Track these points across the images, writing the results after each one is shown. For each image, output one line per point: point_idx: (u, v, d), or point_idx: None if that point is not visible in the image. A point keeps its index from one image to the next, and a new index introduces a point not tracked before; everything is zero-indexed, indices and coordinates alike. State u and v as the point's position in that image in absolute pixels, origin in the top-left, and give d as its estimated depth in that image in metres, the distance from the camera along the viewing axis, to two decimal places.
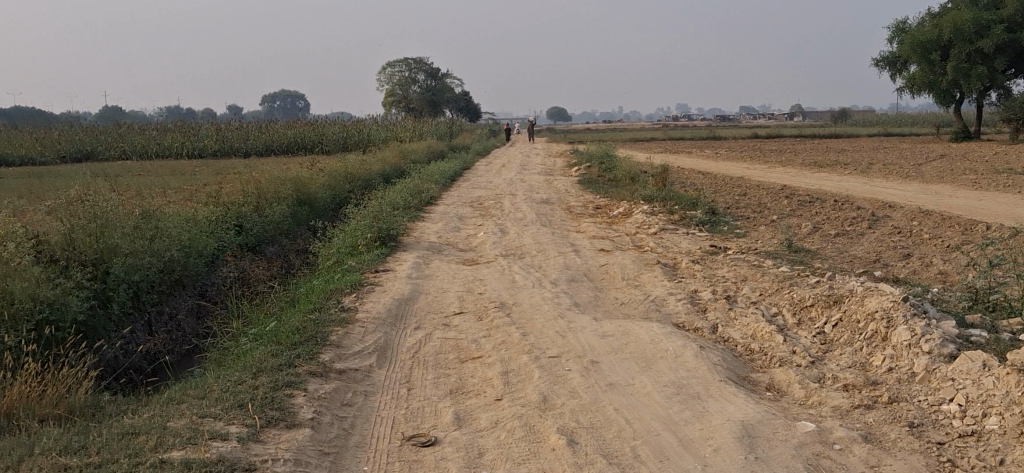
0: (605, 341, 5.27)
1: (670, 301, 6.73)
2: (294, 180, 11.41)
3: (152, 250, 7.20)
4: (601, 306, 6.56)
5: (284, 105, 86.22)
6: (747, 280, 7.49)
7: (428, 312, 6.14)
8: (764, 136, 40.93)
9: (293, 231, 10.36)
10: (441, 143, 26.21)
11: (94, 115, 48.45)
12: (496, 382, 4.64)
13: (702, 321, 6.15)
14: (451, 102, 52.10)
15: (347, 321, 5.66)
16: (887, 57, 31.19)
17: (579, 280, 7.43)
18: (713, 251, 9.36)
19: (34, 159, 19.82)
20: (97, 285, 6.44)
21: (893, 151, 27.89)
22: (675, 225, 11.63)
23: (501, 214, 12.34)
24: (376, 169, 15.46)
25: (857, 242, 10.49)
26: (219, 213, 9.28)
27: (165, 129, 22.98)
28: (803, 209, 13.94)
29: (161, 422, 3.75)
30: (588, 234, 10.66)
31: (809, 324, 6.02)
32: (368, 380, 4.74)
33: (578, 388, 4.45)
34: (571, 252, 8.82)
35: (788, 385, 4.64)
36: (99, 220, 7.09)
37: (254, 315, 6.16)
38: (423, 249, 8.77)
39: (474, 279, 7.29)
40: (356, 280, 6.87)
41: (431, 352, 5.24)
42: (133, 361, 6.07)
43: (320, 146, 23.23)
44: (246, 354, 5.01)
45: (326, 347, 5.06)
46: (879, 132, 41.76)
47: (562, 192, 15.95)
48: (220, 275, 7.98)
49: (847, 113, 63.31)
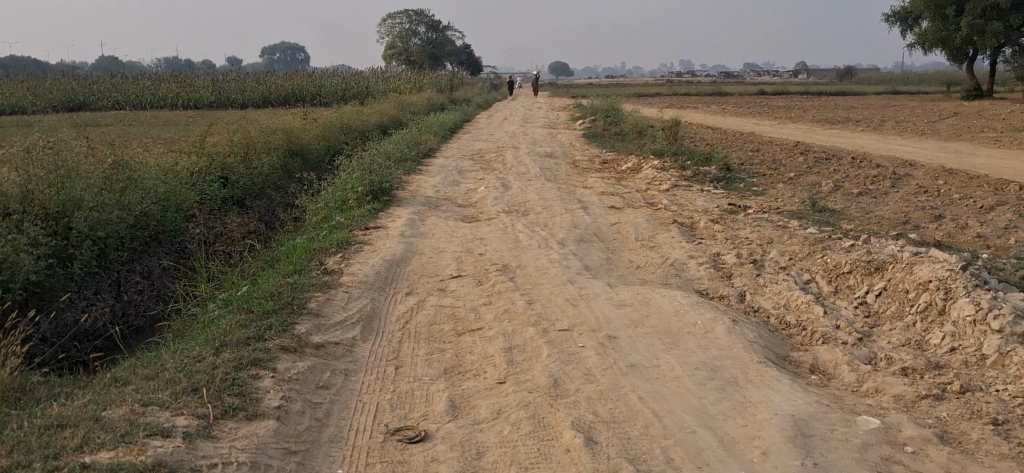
0: (623, 312, 4.61)
1: (691, 266, 6.08)
2: (285, 130, 10.72)
3: (121, 204, 6.53)
4: (615, 270, 5.90)
5: (284, 57, 85.25)
6: (773, 243, 6.82)
7: (421, 276, 5.48)
8: (770, 92, 39.92)
9: (283, 185, 9.69)
10: (442, 95, 25.41)
11: (89, 66, 47.25)
12: (498, 360, 4.00)
13: (728, 288, 5.57)
14: (453, 55, 51.03)
15: (330, 285, 5.00)
16: (898, 12, 30.25)
17: (588, 241, 6.78)
18: (732, 210, 8.68)
19: (26, 108, 19.06)
20: (57, 242, 5.81)
21: (904, 108, 27.07)
22: (688, 182, 10.93)
23: (503, 168, 11.64)
24: (372, 120, 14.73)
25: (883, 202, 9.80)
26: (202, 164, 8.60)
27: (160, 79, 22.20)
28: (820, 167, 13.24)
29: (94, 411, 3.13)
30: (596, 190, 9.97)
31: (848, 293, 5.35)
32: (350, 356, 4.10)
33: (593, 370, 3.81)
34: (579, 210, 8.15)
35: (836, 367, 4.00)
36: (62, 170, 6.42)
37: (228, 277, 5.51)
38: (419, 204, 8.10)
39: (474, 238, 6.64)
40: (344, 238, 6.22)
41: (424, 323, 4.58)
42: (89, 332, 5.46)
43: (318, 97, 22.45)
44: (212, 323, 4.38)
45: (303, 317, 4.41)
46: (887, 89, 40.73)
47: (566, 146, 15.27)
48: (198, 230, 7.32)
49: (852, 70, 62.34)
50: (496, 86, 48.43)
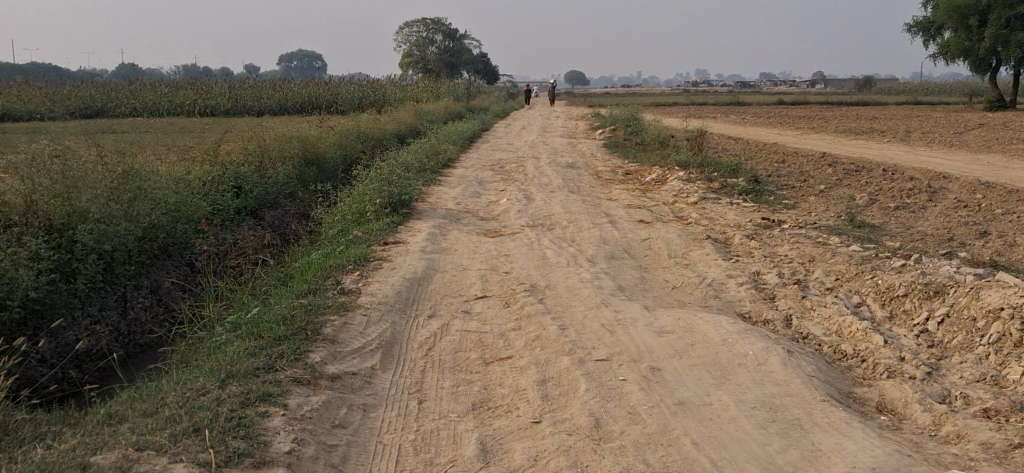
0: (666, 340, 4.22)
1: (731, 286, 5.69)
2: (301, 138, 10.38)
3: (129, 215, 6.19)
4: (651, 291, 5.52)
5: (300, 64, 85.16)
6: (815, 260, 6.42)
7: (444, 296, 5.12)
8: (789, 102, 39.39)
9: (299, 194, 9.35)
10: (460, 104, 25.06)
11: (106, 74, 46.90)
12: (531, 396, 3.64)
13: (772, 312, 5.19)
14: (469, 63, 50.71)
15: (347, 307, 4.64)
16: (921, 22, 29.72)
17: (620, 258, 6.41)
18: (766, 224, 8.28)
19: (43, 115, 18.79)
20: (60, 256, 5.47)
21: (928, 119, 26.57)
22: (716, 195, 10.53)
23: (524, 178, 11.26)
24: (389, 128, 14.38)
25: (922, 217, 9.38)
26: (216, 173, 8.27)
27: (177, 86, 21.93)
28: (850, 179, 12.80)
29: (81, 457, 2.77)
30: (621, 202, 9.59)
31: (905, 320, 4.96)
32: (368, 389, 3.73)
33: (638, 408, 3.44)
34: (607, 224, 7.77)
35: (906, 406, 3.62)
36: (68, 180, 6.09)
37: (238, 297, 5.17)
38: (440, 217, 7.74)
39: (499, 255, 6.27)
40: (361, 254, 5.86)
41: (449, 350, 4.22)
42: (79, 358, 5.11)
43: (334, 105, 22.14)
44: (219, 350, 4.02)
45: (317, 344, 4.04)
46: (908, 100, 40.12)
47: (587, 157, 14.88)
48: (211, 242, 6.97)
49: (871, 80, 61.63)
50: (512, 95, 48.05)
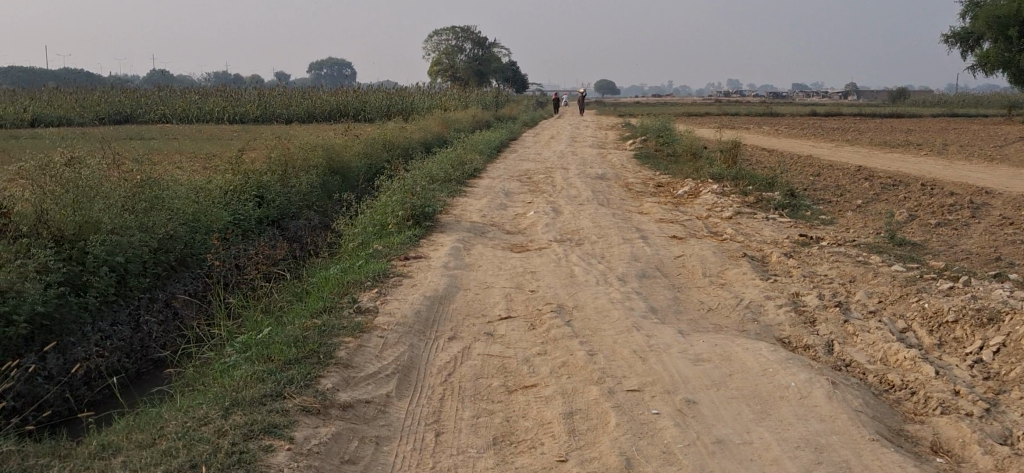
0: (702, 369, 3.95)
1: (769, 309, 5.41)
2: (326, 146, 10.19)
3: (144, 226, 6.01)
4: (684, 313, 5.25)
5: (331, 72, 85.39)
6: (857, 281, 6.11)
7: (466, 317, 4.87)
8: (821, 113, 38.83)
9: (322, 204, 9.15)
10: (489, 113, 24.85)
11: (139, 79, 47.12)
12: (557, 430, 3.39)
13: (813, 337, 4.90)
14: (499, 72, 50.51)
15: (364, 328, 4.40)
16: (959, 33, 29.16)
17: (651, 276, 6.15)
18: (803, 241, 7.97)
19: (74, 121, 18.78)
20: (70, 269, 5.29)
21: (965, 132, 26.05)
22: (750, 209, 10.23)
23: (552, 190, 11.01)
24: (417, 137, 14.18)
25: (965, 234, 9.02)
26: (238, 182, 8.09)
27: (207, 93, 21.89)
28: (888, 194, 12.44)
29: None
30: (653, 216, 9.31)
31: (957, 347, 4.65)
32: (383, 419, 3.49)
33: (672, 447, 3.18)
34: (639, 240, 7.50)
35: (965, 446, 3.33)
36: (81, 189, 5.92)
37: (251, 315, 4.95)
38: (465, 231, 7.51)
39: (525, 272, 6.03)
40: (381, 270, 5.64)
41: (470, 376, 3.98)
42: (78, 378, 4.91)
43: (363, 113, 21.99)
44: (227, 373, 3.80)
45: (330, 368, 3.80)
46: (943, 112, 39.45)
47: (617, 168, 14.61)
48: (232, 253, 6.78)
49: (905, 92, 60.75)
50: (541, 104, 47.79)
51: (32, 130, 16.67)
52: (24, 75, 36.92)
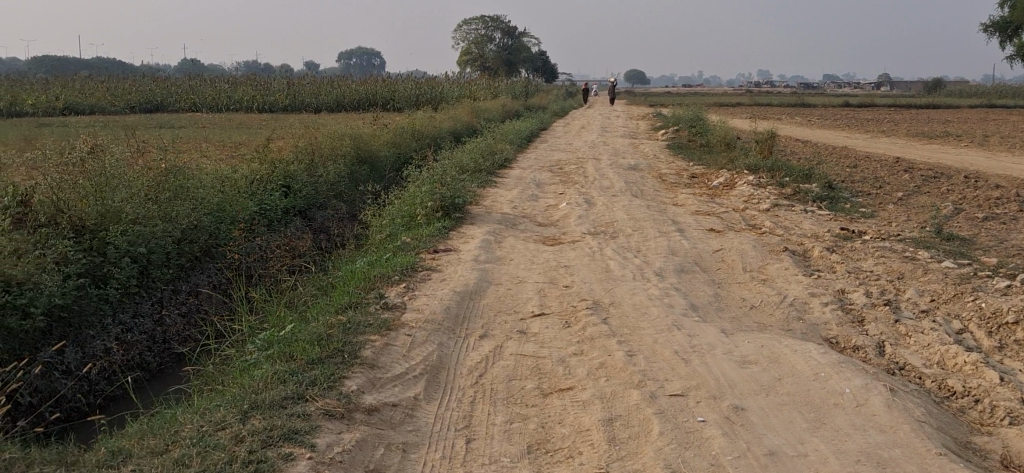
0: (749, 373, 3.71)
1: (815, 307, 5.15)
2: (353, 135, 10.00)
3: (167, 216, 5.83)
4: (726, 311, 5.01)
5: (360, 62, 85.40)
6: (905, 277, 5.83)
7: (498, 314, 4.67)
8: (855, 104, 38.24)
9: (350, 194, 8.97)
10: (519, 102, 24.62)
11: (170, 68, 47.25)
12: (596, 438, 3.17)
13: (863, 338, 4.63)
14: (528, 61, 50.20)
15: (391, 325, 4.20)
16: (998, 22, 28.56)
17: (690, 271, 5.91)
18: (845, 235, 7.69)
19: (105, 109, 18.74)
20: (91, 260, 5.12)
21: (1004, 123, 25.51)
22: (788, 201, 9.94)
23: (585, 181, 10.77)
24: (446, 126, 13.98)
25: (1014, 229, 8.69)
26: (265, 171, 7.92)
27: (237, 82, 21.80)
28: (930, 186, 12.09)
29: None
30: (688, 208, 9.06)
31: (1018, 351, 4.37)
32: (411, 424, 3.28)
33: (721, 459, 2.95)
34: (675, 233, 7.26)
35: None
36: (103, 179, 5.75)
37: (274, 309, 4.77)
38: (495, 223, 7.30)
39: (559, 266, 5.81)
40: (409, 264, 5.44)
41: (502, 378, 3.76)
42: (96, 373, 4.73)
43: (391, 102, 21.82)
44: (247, 372, 3.61)
45: (354, 369, 3.60)
46: (981, 103, 38.74)
47: (650, 158, 14.35)
48: (257, 244, 6.59)
49: (941, 83, 59.78)
50: (571, 93, 47.43)
51: (62, 119, 16.65)
52: (57, 64, 37.14)
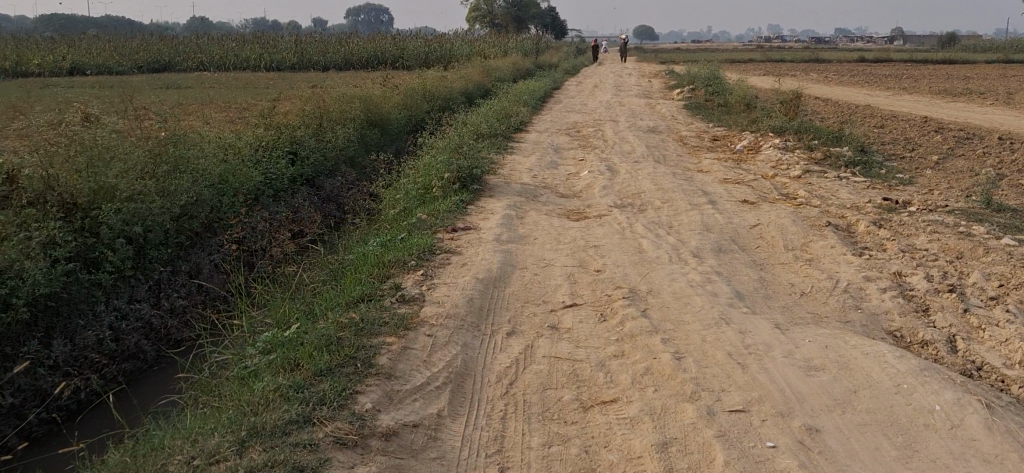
0: (819, 385, 3.26)
1: (873, 293, 4.68)
2: (363, 97, 9.48)
3: (165, 191, 5.33)
4: (775, 299, 4.54)
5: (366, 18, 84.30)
6: (964, 258, 5.36)
7: (525, 305, 4.22)
8: (870, 59, 37.39)
9: (360, 160, 8.48)
10: (530, 60, 23.98)
11: (177, 25, 46.45)
12: (650, 469, 2.72)
13: (931, 331, 4.17)
14: (537, 17, 49.28)
15: (409, 323, 3.75)
16: None
17: (730, 251, 5.44)
18: (888, 206, 7.18)
19: (112, 68, 18.17)
20: (82, 243, 4.63)
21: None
22: (819, 167, 9.44)
23: (604, 146, 10.27)
24: (458, 87, 13.43)
25: None
26: (270, 138, 7.43)
27: (244, 40, 21.17)
28: (963, 148, 11.55)
29: None
30: (716, 176, 8.56)
31: None
32: (435, 449, 2.84)
33: None
34: (708, 205, 6.77)
35: None
36: (94, 150, 5.23)
37: (280, 300, 4.31)
38: (515, 194, 6.82)
39: (588, 245, 5.35)
40: (426, 246, 4.98)
41: (535, 387, 3.31)
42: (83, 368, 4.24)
43: (401, 61, 21.21)
44: (247, 384, 3.16)
45: (369, 381, 3.16)
46: (999, 58, 37.80)
47: (668, 119, 13.81)
48: (262, 217, 6.11)
49: (956, 37, 58.66)
50: (581, 50, 46.58)
51: (67, 79, 16.14)
52: (66, 23, 36.48)
